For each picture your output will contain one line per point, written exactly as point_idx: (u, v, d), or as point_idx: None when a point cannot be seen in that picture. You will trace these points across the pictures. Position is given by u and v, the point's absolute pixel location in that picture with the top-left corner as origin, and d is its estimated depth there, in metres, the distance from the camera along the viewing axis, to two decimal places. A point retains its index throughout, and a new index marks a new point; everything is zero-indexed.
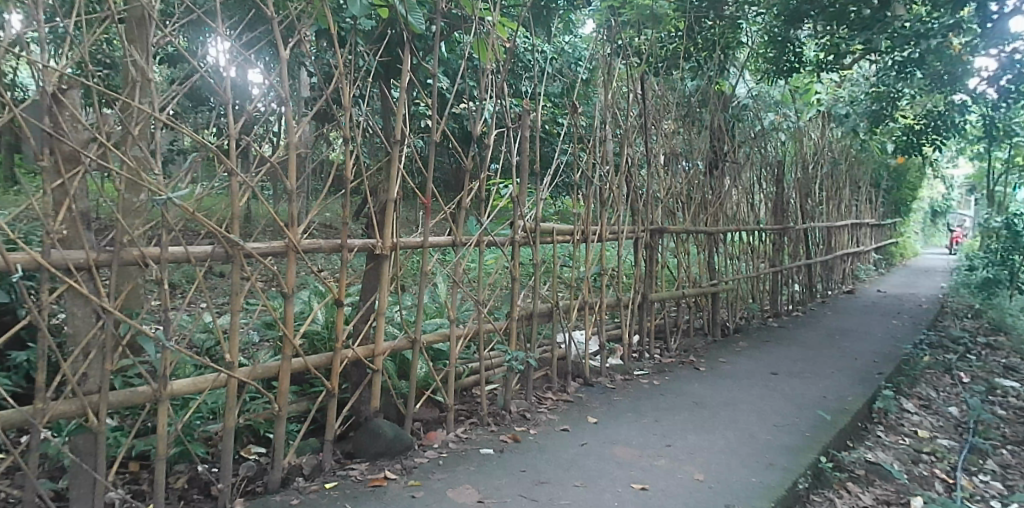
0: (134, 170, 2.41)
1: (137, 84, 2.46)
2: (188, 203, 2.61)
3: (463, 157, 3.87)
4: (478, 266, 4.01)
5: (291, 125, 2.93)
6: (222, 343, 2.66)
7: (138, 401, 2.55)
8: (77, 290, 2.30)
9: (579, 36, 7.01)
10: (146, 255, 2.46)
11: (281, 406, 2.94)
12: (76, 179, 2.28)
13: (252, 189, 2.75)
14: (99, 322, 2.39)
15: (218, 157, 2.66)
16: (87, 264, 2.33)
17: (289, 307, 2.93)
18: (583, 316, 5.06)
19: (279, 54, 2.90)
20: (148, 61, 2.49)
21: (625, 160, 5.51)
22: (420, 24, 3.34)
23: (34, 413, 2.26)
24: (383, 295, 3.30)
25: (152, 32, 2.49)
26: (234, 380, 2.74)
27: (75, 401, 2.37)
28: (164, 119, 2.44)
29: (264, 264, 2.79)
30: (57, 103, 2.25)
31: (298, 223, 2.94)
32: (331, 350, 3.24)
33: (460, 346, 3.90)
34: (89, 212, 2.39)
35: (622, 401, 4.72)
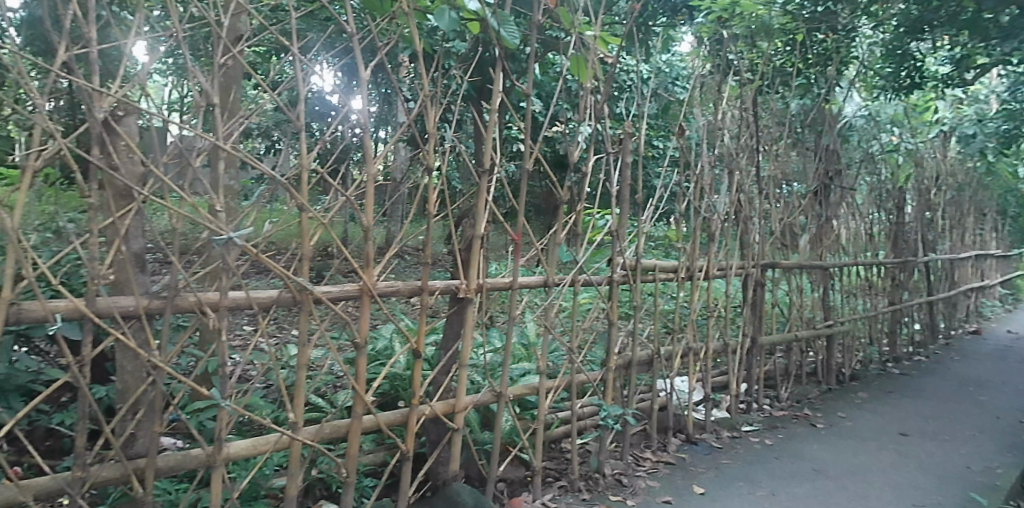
0: (193, 208, 2.14)
1: (201, 109, 2.19)
2: (255, 243, 2.31)
3: (557, 186, 3.43)
4: (573, 308, 3.55)
5: (369, 154, 2.57)
6: (285, 403, 2.34)
7: (191, 466, 2.25)
8: (124, 343, 2.03)
9: (679, 52, 6.48)
10: (203, 302, 2.18)
11: (349, 471, 2.59)
12: (127, 216, 2.01)
13: (324, 225, 2.43)
14: (149, 378, 2.11)
15: (289, 191, 2.35)
16: (137, 313, 2.05)
17: (362, 360, 2.59)
18: (687, 363, 4.51)
19: (360, 74, 2.57)
20: (214, 83, 2.21)
21: (733, 187, 4.92)
22: (514, 38, 2.94)
23: (73, 481, 1.99)
24: (466, 344, 2.90)
25: (222, 51, 2.22)
26: (297, 442, 2.41)
27: (120, 467, 2.09)
28: (227, 147, 2.14)
29: (336, 310, 2.47)
30: (110, 131, 2.00)
31: (374, 264, 2.60)
32: (408, 405, 2.87)
33: (551, 399, 3.44)
34: (144, 253, 2.13)
35: (732, 466, 4.12)
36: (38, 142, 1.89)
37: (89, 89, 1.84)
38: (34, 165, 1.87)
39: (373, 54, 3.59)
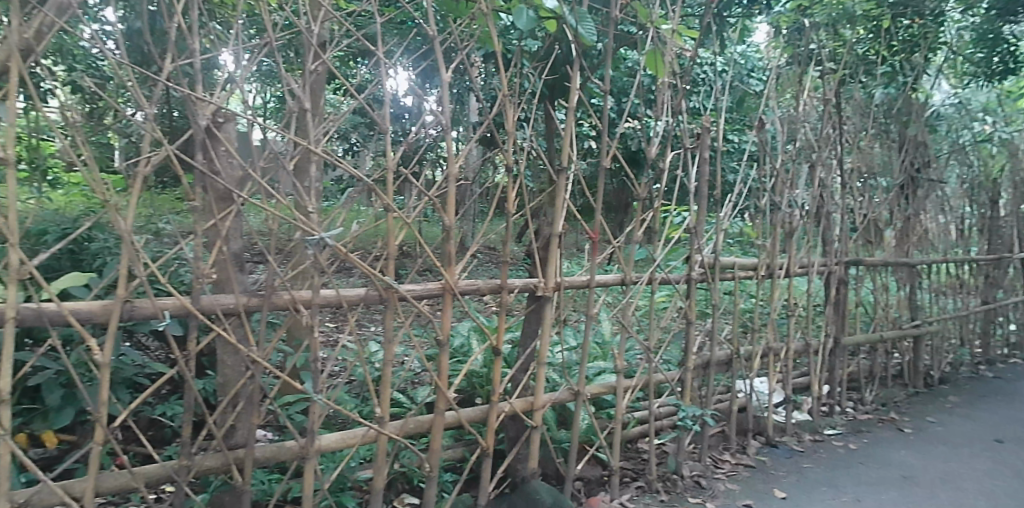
0: (287, 209, 2.23)
1: (294, 115, 2.27)
2: (344, 243, 2.39)
3: (634, 183, 3.39)
4: (650, 307, 3.51)
5: (450, 154, 2.61)
6: (372, 398, 2.41)
7: (285, 457, 2.34)
8: (225, 339, 2.14)
9: (755, 43, 6.28)
10: (297, 299, 2.27)
11: (432, 466, 2.63)
12: (228, 218, 2.11)
13: (408, 225, 2.48)
14: (247, 372, 2.21)
15: (376, 192, 2.42)
16: (237, 310, 2.15)
17: (444, 357, 2.63)
18: (767, 364, 4.37)
19: (441, 76, 2.60)
20: (305, 89, 2.28)
21: (815, 181, 4.74)
22: (591, 35, 2.91)
23: (180, 469, 2.10)
24: (544, 342, 2.90)
25: (313, 59, 2.30)
26: (383, 437, 2.47)
27: (221, 456, 2.19)
28: (318, 151, 2.21)
29: (419, 307, 2.53)
30: (212, 138, 2.10)
31: (456, 262, 2.64)
32: (488, 402, 2.90)
33: (628, 399, 3.40)
34: (242, 253, 2.23)
35: (814, 470, 3.97)
36: (149, 149, 2.01)
37: (195, 98, 1.93)
38: (146, 171, 1.98)
39: (450, 56, 3.64)
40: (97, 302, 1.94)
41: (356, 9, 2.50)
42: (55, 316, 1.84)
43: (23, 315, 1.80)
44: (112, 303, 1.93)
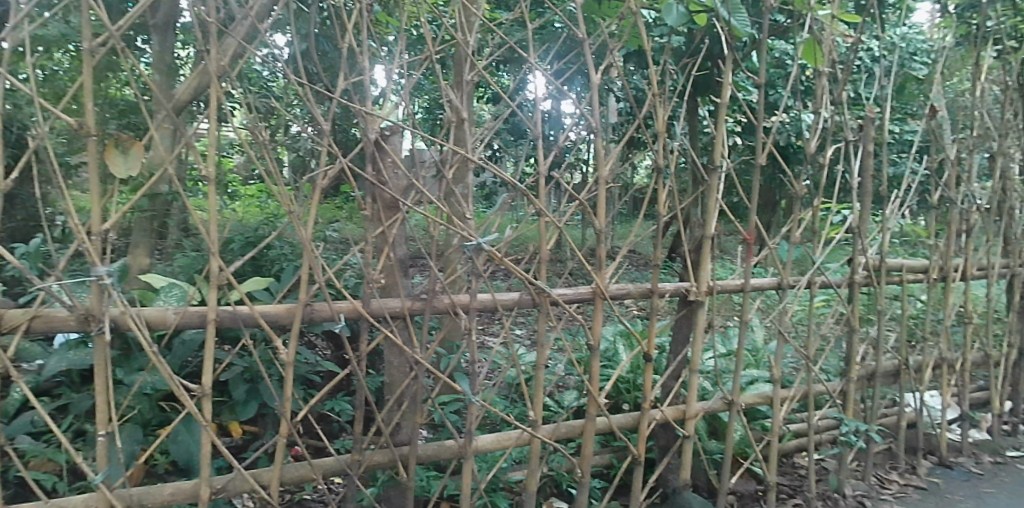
0: (448, 215, 2.30)
1: (453, 125, 2.34)
2: (499, 248, 2.43)
3: (790, 180, 3.18)
4: (808, 313, 3.28)
5: (601, 157, 2.58)
6: (528, 402, 2.42)
7: (446, 456, 2.41)
8: (392, 341, 2.23)
9: (920, 23, 5.70)
10: (456, 303, 2.35)
11: (584, 471, 2.61)
12: (394, 226, 2.21)
13: (561, 229, 2.48)
14: (411, 373, 2.30)
15: (529, 197, 2.43)
16: (402, 313, 2.25)
17: (596, 361, 2.60)
18: (940, 376, 3.95)
19: (591, 79, 2.57)
20: (464, 100, 2.34)
21: (996, 173, 4.23)
22: (746, 27, 2.75)
23: (352, 463, 2.21)
24: (697, 348, 2.79)
25: (470, 69, 2.36)
26: (537, 440, 2.48)
27: (388, 452, 2.29)
28: (476, 158, 2.26)
29: (572, 312, 2.52)
30: (380, 150, 2.21)
31: (608, 267, 2.60)
32: (639, 408, 2.83)
33: (786, 410, 3.20)
34: (407, 259, 2.32)
35: (999, 497, 3.54)
36: (325, 163, 2.13)
37: (366, 113, 2.03)
38: (323, 183, 2.10)
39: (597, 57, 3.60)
40: (282, 305, 2.09)
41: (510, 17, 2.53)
42: (248, 318, 2.00)
43: (223, 317, 1.96)
44: (296, 307, 2.07)
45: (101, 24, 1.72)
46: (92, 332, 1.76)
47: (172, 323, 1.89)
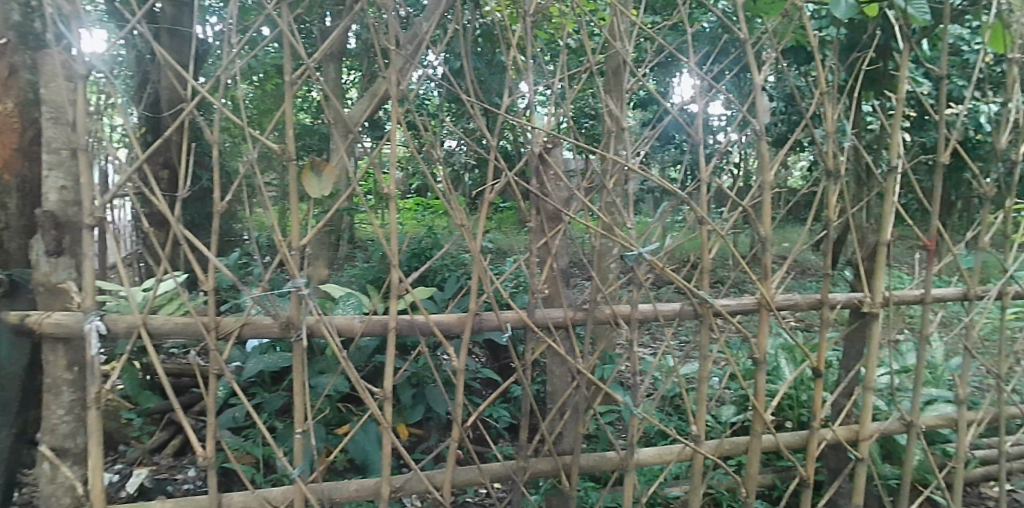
0: (609, 224, 2.27)
1: (612, 134, 2.32)
2: (660, 257, 2.39)
3: (978, 179, 2.86)
4: (1002, 327, 2.92)
5: (766, 162, 2.46)
6: (690, 416, 2.35)
7: (608, 467, 2.40)
8: (555, 350, 2.26)
9: None
10: (617, 314, 2.33)
11: (750, 493, 2.45)
12: (557, 237, 2.23)
13: (724, 237, 2.38)
14: (573, 383, 2.31)
15: (690, 205, 2.36)
16: (565, 323, 2.28)
17: (761, 376, 2.47)
18: None
19: (754, 79, 2.45)
20: (623, 108, 2.31)
21: None
22: (925, 16, 2.53)
23: (517, 469, 2.26)
24: (873, 364, 2.55)
25: (629, 79, 2.35)
26: (700, 456, 2.38)
27: (552, 461, 2.32)
28: (636, 166, 2.22)
29: (736, 323, 2.40)
30: (543, 162, 2.24)
31: (774, 276, 2.47)
32: (806, 426, 2.66)
33: (974, 436, 2.86)
34: (569, 270, 2.34)
35: None
36: (492, 177, 2.19)
37: (529, 127, 2.06)
38: (491, 197, 2.16)
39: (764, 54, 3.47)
40: (453, 314, 2.17)
41: (668, 21, 2.46)
42: (423, 327, 2.10)
43: (401, 325, 2.07)
44: (466, 316, 2.15)
45: (299, 56, 1.86)
46: (292, 338, 1.91)
47: (358, 330, 2.02)
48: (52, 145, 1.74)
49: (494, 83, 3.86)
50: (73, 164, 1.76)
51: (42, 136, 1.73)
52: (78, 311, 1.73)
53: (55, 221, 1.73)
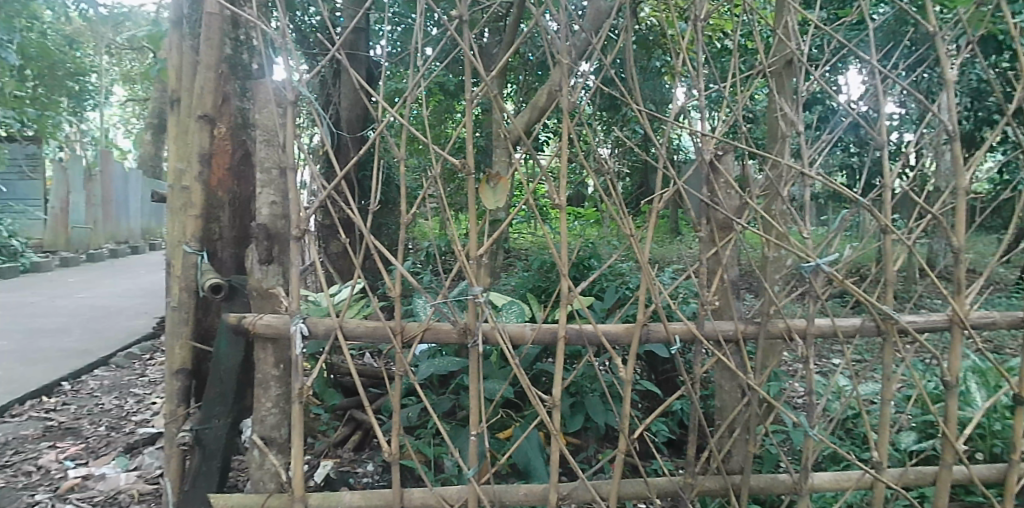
0: (783, 235, 2.17)
1: (786, 141, 2.21)
2: (839, 269, 2.24)
3: None
4: None
5: (963, 165, 2.22)
6: (871, 440, 2.19)
7: (779, 490, 2.29)
8: (724, 365, 2.20)
9: None
10: (791, 328, 2.23)
11: None
12: (727, 247, 2.16)
13: (911, 248, 2.19)
14: (743, 399, 2.23)
15: (872, 213, 2.20)
16: (735, 336, 2.21)
17: (954, 403, 2.24)
18: None
19: (951, 72, 2.22)
20: (798, 112, 2.20)
21: None
22: None
23: (684, 485, 2.21)
24: None
25: (802, 81, 2.23)
26: (881, 484, 2.22)
27: (720, 479, 2.26)
28: (813, 172, 2.10)
29: (925, 343, 2.20)
30: (714, 171, 2.19)
31: (970, 291, 2.24)
32: (1004, 460, 2.39)
33: None
34: (737, 283, 2.29)
35: None
36: (662, 186, 2.16)
37: (698, 135, 2.02)
38: (659, 206, 2.13)
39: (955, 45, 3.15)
40: (621, 324, 2.17)
41: (850, 16, 2.30)
42: (592, 337, 2.12)
43: (570, 334, 2.10)
44: (633, 326, 2.13)
45: (478, 73, 1.92)
46: (468, 344, 1.98)
47: (529, 338, 2.07)
48: (264, 164, 1.93)
49: (648, 89, 3.80)
50: (281, 182, 1.94)
51: (257, 156, 1.93)
52: (285, 315, 1.90)
53: (267, 233, 1.92)
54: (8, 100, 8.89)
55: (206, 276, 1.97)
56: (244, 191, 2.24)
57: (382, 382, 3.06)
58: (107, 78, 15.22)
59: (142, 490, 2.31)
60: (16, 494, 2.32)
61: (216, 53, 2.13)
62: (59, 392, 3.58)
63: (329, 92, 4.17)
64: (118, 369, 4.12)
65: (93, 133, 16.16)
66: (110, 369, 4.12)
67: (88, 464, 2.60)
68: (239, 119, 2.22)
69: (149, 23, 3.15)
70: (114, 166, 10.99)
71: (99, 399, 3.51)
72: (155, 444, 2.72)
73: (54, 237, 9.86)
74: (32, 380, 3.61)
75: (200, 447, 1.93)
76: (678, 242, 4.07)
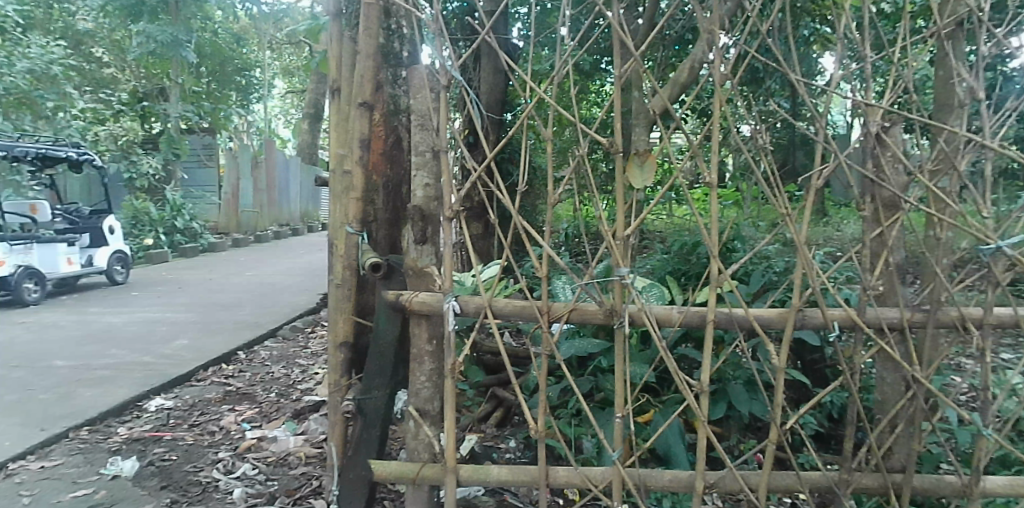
0: (958, 214, 1.98)
1: (963, 110, 2.00)
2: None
3: None
4: None
5: None
6: None
7: (947, 493, 2.11)
8: (887, 355, 2.04)
9: None
10: (967, 317, 2.02)
11: None
12: (894, 227, 2.04)
13: None
14: (908, 392, 2.07)
15: None
16: (901, 325, 2.05)
17: None
18: None
19: None
20: (978, 78, 1.99)
21: None
22: None
23: (840, 481, 2.08)
24: None
25: (980, 44, 2.00)
26: None
27: (880, 477, 2.11)
28: (993, 145, 1.88)
29: None
30: (879, 145, 2.04)
31: None
32: None
33: None
34: (903, 265, 2.15)
35: None
36: (819, 163, 2.02)
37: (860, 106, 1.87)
38: (818, 184, 2.00)
39: None
40: (774, 308, 2.07)
41: None
42: (742, 321, 2.04)
43: (719, 318, 2.02)
44: (788, 311, 2.02)
45: (627, 50, 1.88)
46: (615, 325, 1.97)
47: (677, 321, 2.02)
48: (419, 148, 2.00)
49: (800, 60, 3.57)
50: (434, 164, 2.01)
51: (412, 141, 2.01)
52: (439, 292, 1.97)
53: (420, 214, 1.98)
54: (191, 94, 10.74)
55: (367, 255, 2.09)
56: (396, 174, 2.43)
57: (523, 361, 3.14)
58: (271, 72, 16.90)
59: (308, 453, 2.51)
60: (203, 451, 2.59)
61: (375, 41, 2.14)
62: (237, 361, 3.96)
63: (471, 76, 4.32)
64: (285, 341, 4.51)
65: (259, 127, 17.81)
66: (279, 340, 4.52)
67: (261, 427, 2.86)
68: (392, 105, 2.36)
69: (310, 18, 3.34)
70: (276, 154, 12.84)
71: (270, 368, 3.85)
72: (318, 411, 2.95)
73: (227, 220, 11.72)
74: (215, 349, 4.04)
75: (361, 415, 2.05)
76: (831, 225, 3.84)
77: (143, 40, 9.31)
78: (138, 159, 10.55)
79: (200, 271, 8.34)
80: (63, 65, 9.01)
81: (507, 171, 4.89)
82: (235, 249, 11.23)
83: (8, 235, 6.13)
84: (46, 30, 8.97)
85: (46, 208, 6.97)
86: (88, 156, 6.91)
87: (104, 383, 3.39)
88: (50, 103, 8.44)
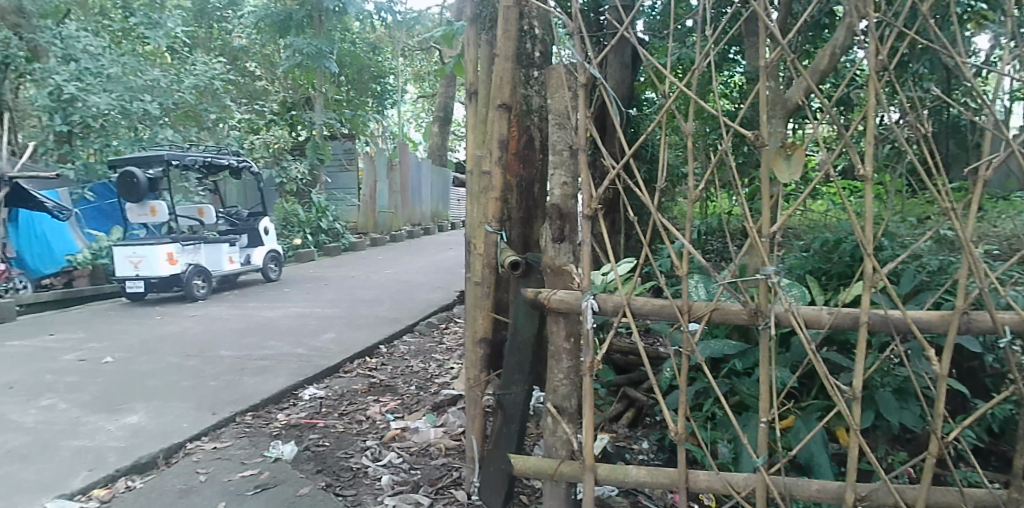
0: None
1: None
2: None
3: None
4: None
5: None
6: None
7: None
8: None
9: None
10: None
11: None
12: None
13: None
14: None
15: None
16: None
17: None
18: None
19: None
20: None
21: None
22: None
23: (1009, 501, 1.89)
24: None
25: None
26: None
27: None
28: None
29: None
30: None
31: None
32: None
33: None
34: None
35: None
36: (987, 151, 1.81)
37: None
38: (987, 176, 1.80)
39: None
40: (935, 310, 1.90)
41: None
42: (900, 324, 1.89)
43: (874, 321, 1.90)
44: (950, 313, 1.84)
45: (771, 36, 1.75)
46: (760, 326, 1.87)
47: (827, 323, 1.89)
48: (557, 147, 2.02)
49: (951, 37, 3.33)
50: (572, 162, 2.01)
51: (550, 140, 2.03)
52: (578, 290, 1.98)
53: (559, 212, 2.00)
54: (331, 103, 11.57)
55: (506, 254, 2.17)
56: (530, 174, 2.52)
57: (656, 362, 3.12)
58: (404, 78, 17.64)
59: (448, 445, 2.61)
60: (353, 438, 2.75)
61: (512, 43, 2.17)
62: (379, 354, 4.17)
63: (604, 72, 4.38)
64: (422, 336, 4.70)
65: (392, 131, 18.69)
66: (416, 335, 4.71)
67: (404, 418, 3.00)
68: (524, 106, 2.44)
69: (443, 24, 3.48)
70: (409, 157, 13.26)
71: (409, 361, 4.02)
72: (455, 405, 3.05)
73: (365, 220, 12.23)
74: (360, 342, 4.28)
75: (502, 410, 2.11)
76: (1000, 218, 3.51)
77: (291, 52, 10.19)
78: (288, 165, 11.22)
79: (339, 270, 8.87)
80: (223, 79, 9.83)
81: (638, 168, 4.87)
82: (372, 248, 11.81)
83: (180, 235, 6.74)
84: (208, 48, 10.41)
85: (212, 211, 7.66)
86: (248, 163, 7.54)
87: (264, 372, 3.67)
88: (212, 115, 9.42)
